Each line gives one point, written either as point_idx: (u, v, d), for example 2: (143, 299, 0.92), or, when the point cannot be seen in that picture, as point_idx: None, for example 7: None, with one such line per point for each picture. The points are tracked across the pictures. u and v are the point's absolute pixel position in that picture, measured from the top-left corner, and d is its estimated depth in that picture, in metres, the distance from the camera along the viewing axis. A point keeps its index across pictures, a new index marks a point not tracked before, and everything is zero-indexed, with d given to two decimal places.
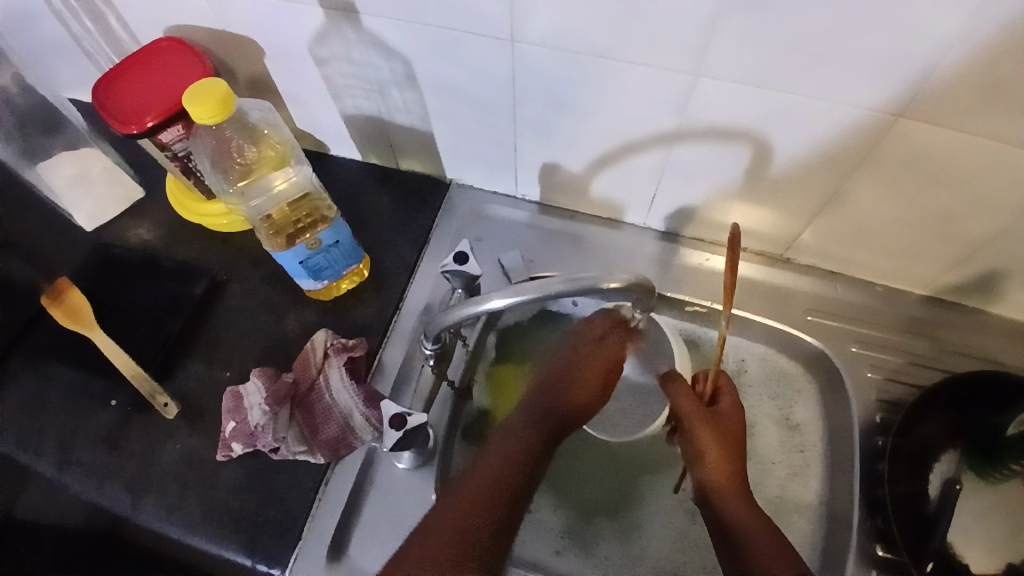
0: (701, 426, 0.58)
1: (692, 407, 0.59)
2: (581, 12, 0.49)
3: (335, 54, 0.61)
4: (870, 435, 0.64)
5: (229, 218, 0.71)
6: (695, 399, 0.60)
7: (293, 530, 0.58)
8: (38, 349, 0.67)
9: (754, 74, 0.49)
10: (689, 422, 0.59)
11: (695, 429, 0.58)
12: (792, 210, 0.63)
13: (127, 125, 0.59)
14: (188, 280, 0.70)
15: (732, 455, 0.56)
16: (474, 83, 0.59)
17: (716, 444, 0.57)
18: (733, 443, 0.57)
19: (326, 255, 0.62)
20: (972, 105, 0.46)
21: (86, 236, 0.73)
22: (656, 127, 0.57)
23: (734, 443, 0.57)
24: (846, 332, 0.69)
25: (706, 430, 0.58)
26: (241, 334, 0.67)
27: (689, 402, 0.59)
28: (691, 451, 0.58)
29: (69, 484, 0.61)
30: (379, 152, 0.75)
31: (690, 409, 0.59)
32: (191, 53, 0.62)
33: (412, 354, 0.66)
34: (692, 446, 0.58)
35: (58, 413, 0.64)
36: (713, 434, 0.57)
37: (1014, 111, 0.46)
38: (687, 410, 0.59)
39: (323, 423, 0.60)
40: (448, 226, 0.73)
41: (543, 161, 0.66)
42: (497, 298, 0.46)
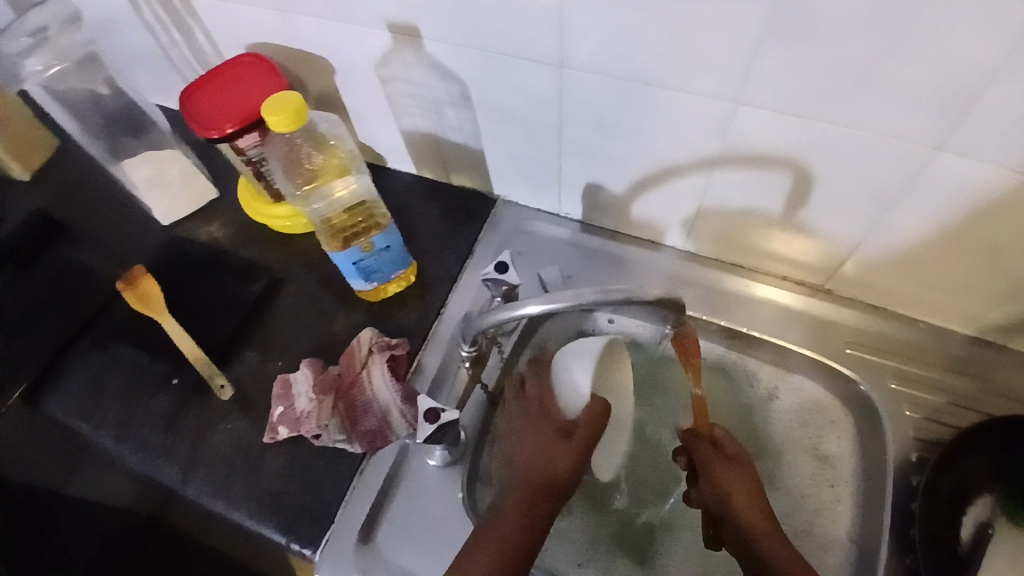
0: (723, 471, 0.60)
1: (711, 456, 0.62)
2: (625, 39, 0.52)
3: (397, 74, 0.66)
4: (904, 473, 0.63)
5: (292, 221, 0.76)
6: (712, 449, 0.63)
7: (327, 515, 0.61)
8: (113, 330, 0.73)
9: (791, 100, 0.51)
10: (711, 470, 0.61)
11: (708, 469, 0.61)
12: (832, 240, 0.64)
13: (208, 130, 0.65)
14: (250, 277, 0.75)
15: (759, 497, 0.59)
16: (523, 105, 0.63)
17: (743, 488, 0.59)
18: (754, 481, 0.60)
19: (378, 258, 0.67)
20: (1015, 140, 0.47)
21: (163, 231, 0.80)
22: (697, 151, 0.59)
23: (756, 483, 0.60)
24: (884, 368, 0.68)
25: (729, 474, 0.60)
26: (293, 329, 0.72)
27: (704, 447, 0.63)
28: (719, 500, 0.60)
29: (128, 455, 0.66)
30: (431, 166, 0.79)
31: (710, 458, 0.62)
32: (269, 69, 0.68)
33: (450, 357, 0.70)
34: (716, 488, 0.60)
35: (125, 390, 0.70)
36: (732, 476, 0.60)
37: None
38: (707, 459, 0.62)
39: (363, 415, 0.64)
40: (492, 239, 0.76)
41: (587, 181, 0.69)
42: (532, 304, 0.50)
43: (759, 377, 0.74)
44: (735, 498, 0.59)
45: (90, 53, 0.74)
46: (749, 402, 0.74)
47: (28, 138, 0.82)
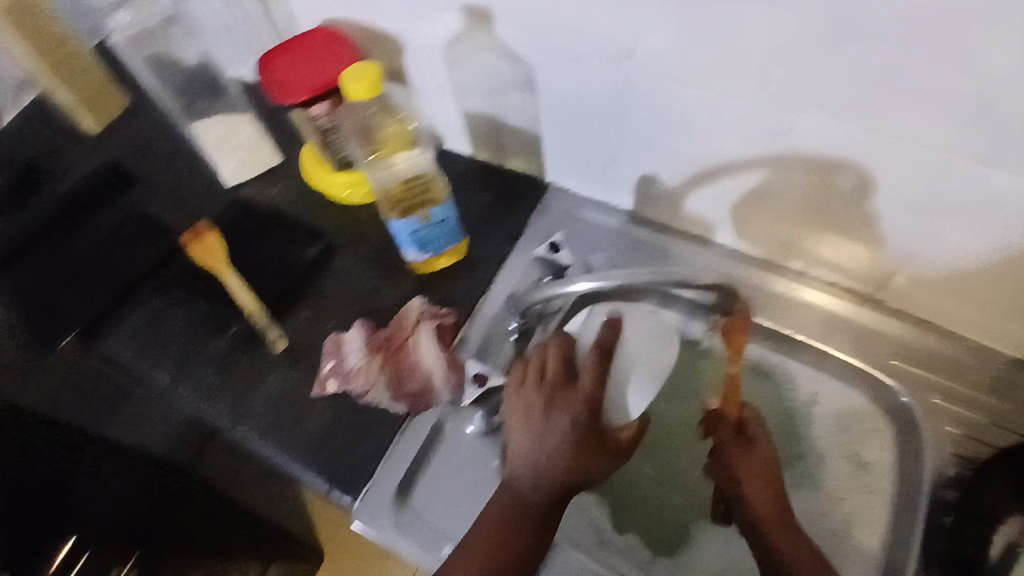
0: (737, 457, 0.59)
1: (729, 441, 0.60)
2: (694, 34, 0.53)
3: (465, 55, 0.69)
4: (938, 488, 0.66)
5: (351, 190, 0.79)
6: (731, 432, 0.60)
7: (367, 469, 0.63)
8: (176, 279, 0.77)
9: (853, 105, 0.52)
10: (726, 454, 0.60)
11: (725, 453, 0.60)
12: (881, 248, 0.64)
13: (283, 98, 0.69)
14: (308, 241, 0.79)
15: (770, 486, 0.57)
16: (586, 92, 0.65)
17: (751, 474, 0.58)
18: (766, 469, 0.58)
19: (433, 230, 0.69)
20: None
21: (228, 191, 0.84)
22: (756, 150, 0.61)
23: (769, 473, 0.58)
24: (923, 381, 0.69)
25: (742, 461, 0.58)
26: (346, 293, 0.75)
27: (725, 432, 0.61)
28: (730, 483, 0.59)
29: (182, 396, 0.70)
30: (487, 149, 0.81)
31: (726, 442, 0.60)
32: (343, 41, 0.70)
33: (493, 331, 0.72)
34: (730, 475, 0.59)
35: (183, 336, 0.74)
36: (747, 464, 0.58)
37: None
38: (724, 444, 0.60)
39: (408, 378, 0.68)
40: (541, 224, 0.79)
41: (641, 173, 0.71)
42: (579, 283, 0.55)
43: (798, 382, 0.73)
44: (745, 486, 0.58)
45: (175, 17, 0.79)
46: (790, 403, 0.73)
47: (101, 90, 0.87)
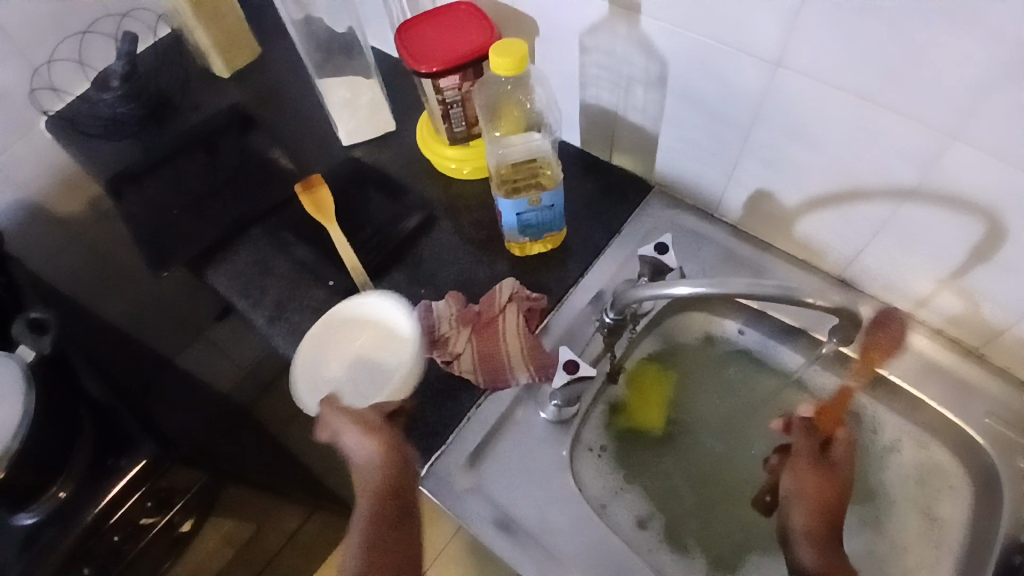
0: (808, 468, 0.57)
1: (807, 450, 0.59)
2: (851, 50, 0.52)
3: (600, 46, 0.69)
4: (1009, 553, 0.60)
5: (459, 165, 0.81)
6: (813, 445, 0.59)
7: (441, 435, 0.65)
8: (282, 224, 0.81)
9: (1015, 149, 0.50)
10: (798, 460, 0.58)
11: (796, 462, 0.58)
12: (1002, 304, 0.61)
13: (419, 63, 0.70)
14: (411, 207, 0.81)
15: (831, 508, 0.55)
16: (717, 96, 0.64)
17: (816, 489, 0.56)
18: (836, 489, 0.56)
19: (540, 214, 0.69)
20: None
21: (342, 149, 0.87)
22: (889, 179, 0.58)
23: (836, 492, 0.56)
24: (1022, 447, 0.64)
25: (812, 472, 0.57)
26: (441, 263, 0.77)
27: (805, 441, 0.59)
28: (790, 489, 0.58)
29: (275, 336, 0.74)
30: (598, 143, 0.82)
31: (804, 450, 0.59)
32: (484, 22, 0.72)
33: (582, 322, 0.73)
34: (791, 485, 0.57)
35: (284, 279, 0.77)
36: (812, 478, 0.57)
37: None
38: (801, 451, 0.59)
39: (493, 354, 0.67)
40: (642, 225, 0.78)
41: (757, 187, 0.69)
42: (679, 287, 0.55)
43: (882, 425, 0.71)
44: (804, 497, 0.56)
45: None
46: (867, 446, 0.71)
47: (236, 40, 0.91)
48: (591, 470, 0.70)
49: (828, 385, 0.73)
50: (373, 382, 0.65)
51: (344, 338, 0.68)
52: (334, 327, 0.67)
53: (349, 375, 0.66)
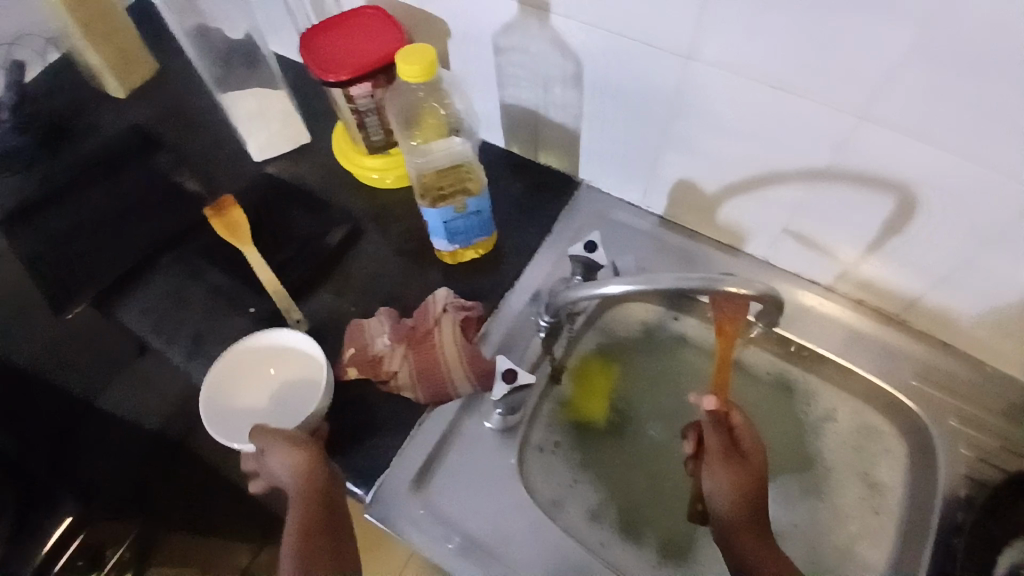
0: (725, 468, 0.56)
1: (720, 446, 0.58)
2: (758, 39, 0.52)
3: (515, 45, 0.67)
4: (951, 509, 0.63)
5: (381, 174, 0.78)
6: (723, 441, 0.58)
7: (385, 457, 0.63)
8: (196, 252, 0.76)
9: (920, 126, 0.51)
10: (712, 458, 0.57)
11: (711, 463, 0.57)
12: (919, 273, 0.63)
13: (326, 73, 0.67)
14: (334, 222, 0.77)
15: (754, 500, 0.55)
16: (634, 90, 0.63)
17: (738, 485, 0.56)
18: (754, 480, 0.56)
19: (466, 221, 0.68)
20: None
21: (254, 166, 0.83)
22: (804, 162, 0.60)
23: (755, 485, 0.56)
24: (945, 405, 0.67)
25: (728, 469, 0.56)
26: (370, 278, 0.74)
27: (715, 438, 0.58)
28: (711, 489, 0.57)
29: (197, 373, 0.70)
30: (522, 142, 0.80)
31: (716, 446, 0.58)
32: (392, 23, 0.69)
33: (520, 326, 0.72)
34: (713, 485, 0.57)
35: (202, 311, 0.73)
36: (732, 478, 0.56)
37: None
38: (713, 449, 0.58)
39: (432, 367, 0.65)
40: (572, 222, 0.78)
41: (680, 176, 0.70)
42: (613, 285, 0.55)
43: (816, 397, 0.73)
44: (728, 496, 0.56)
45: None
46: (803, 419, 0.73)
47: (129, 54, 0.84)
48: (541, 474, 0.69)
49: (762, 364, 0.75)
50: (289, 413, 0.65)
51: (255, 378, 0.67)
52: (243, 361, 0.67)
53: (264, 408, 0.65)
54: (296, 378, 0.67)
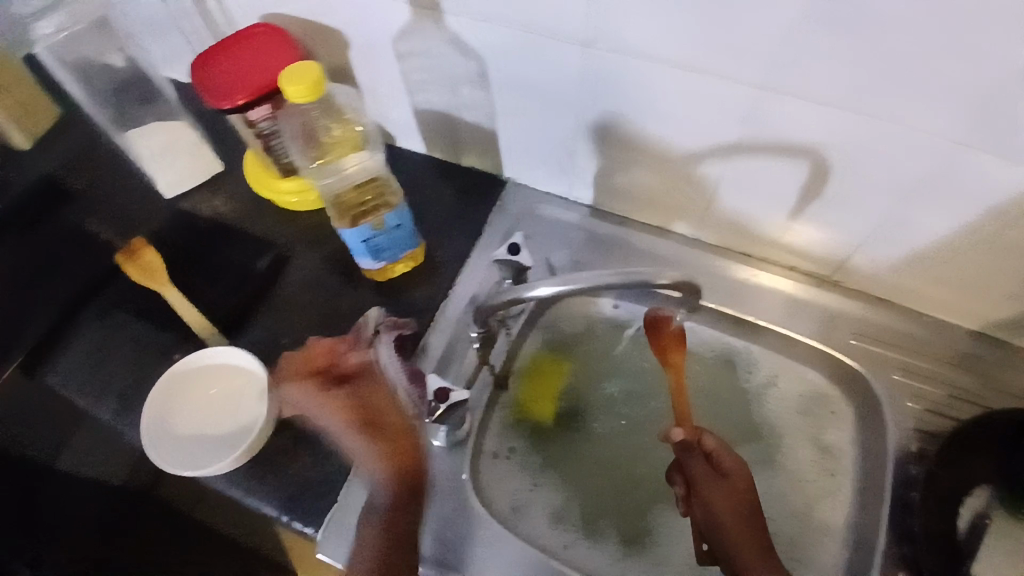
0: (715, 493, 0.58)
1: (703, 474, 0.60)
2: (652, 19, 0.51)
3: (416, 49, 0.65)
4: (904, 463, 0.63)
5: (301, 198, 0.76)
6: (705, 467, 0.60)
7: (334, 490, 0.62)
8: (115, 302, 0.73)
9: (816, 93, 0.51)
10: (700, 488, 0.59)
11: (704, 492, 0.58)
12: (844, 233, 0.63)
13: (220, 101, 0.64)
14: (256, 252, 0.74)
15: (750, 513, 0.57)
16: (542, 84, 0.62)
17: (730, 505, 0.57)
18: (745, 494, 0.57)
19: (388, 237, 0.65)
20: None
21: (167, 203, 0.79)
22: (715, 138, 0.59)
23: (745, 500, 0.57)
24: (888, 360, 0.67)
25: (717, 493, 0.58)
26: (299, 305, 0.71)
27: (699, 466, 0.60)
28: (708, 519, 0.58)
29: (126, 430, 0.66)
30: (442, 147, 0.78)
31: (702, 476, 0.60)
32: (285, 41, 0.66)
33: (457, 338, 0.70)
34: (710, 509, 0.58)
35: (126, 363, 0.70)
36: (725, 497, 0.58)
37: None
38: (699, 478, 0.59)
39: (370, 394, 0.62)
40: (502, 221, 0.76)
41: (602, 165, 0.68)
42: (544, 287, 0.51)
43: (760, 365, 0.73)
44: (728, 517, 0.57)
45: (105, 18, 0.73)
46: (753, 391, 0.72)
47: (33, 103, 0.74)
48: (496, 482, 0.68)
49: (709, 340, 0.74)
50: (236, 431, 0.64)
51: (190, 400, 0.65)
52: (183, 386, 0.66)
53: (206, 430, 0.64)
54: (237, 394, 0.66)
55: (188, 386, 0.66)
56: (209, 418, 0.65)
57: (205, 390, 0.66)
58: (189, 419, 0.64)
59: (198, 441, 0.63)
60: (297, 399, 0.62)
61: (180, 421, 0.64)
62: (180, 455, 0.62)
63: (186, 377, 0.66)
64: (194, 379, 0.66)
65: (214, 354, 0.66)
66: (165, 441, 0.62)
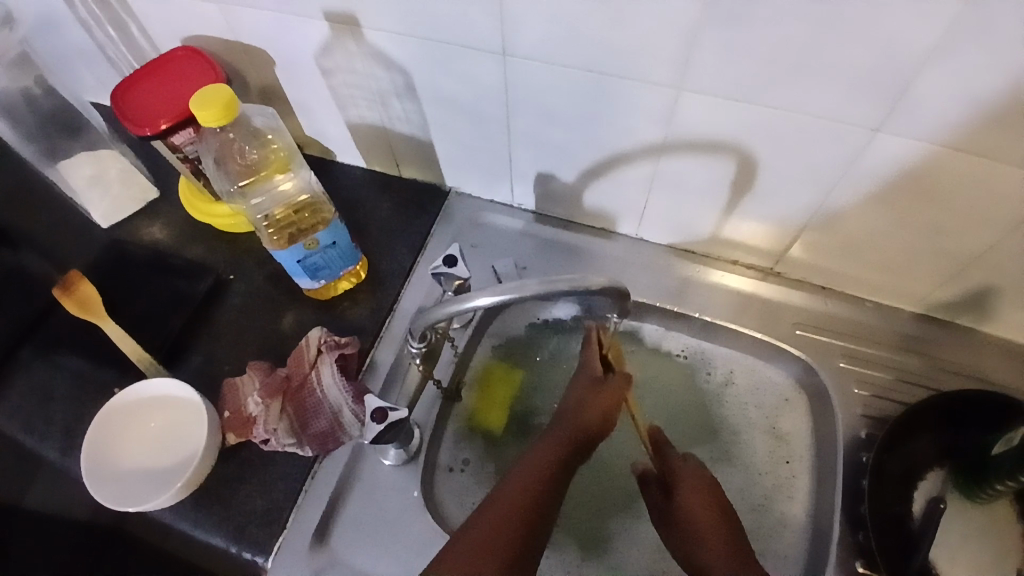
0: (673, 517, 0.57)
1: (662, 502, 0.59)
2: (565, 25, 0.50)
3: (339, 65, 0.64)
4: (855, 451, 0.63)
5: (237, 219, 0.74)
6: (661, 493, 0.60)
7: (280, 520, 0.60)
8: (50, 340, 0.70)
9: (730, 87, 0.51)
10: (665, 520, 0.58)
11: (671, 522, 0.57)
12: (780, 223, 0.63)
13: (142, 127, 0.62)
14: (195, 278, 0.73)
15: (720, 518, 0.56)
16: (468, 94, 0.61)
17: (692, 526, 0.56)
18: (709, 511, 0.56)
19: (324, 255, 0.64)
20: (973, 127, 0.47)
21: (103, 234, 0.77)
22: (642, 138, 0.59)
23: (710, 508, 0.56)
24: (834, 348, 0.67)
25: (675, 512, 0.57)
26: (241, 331, 0.70)
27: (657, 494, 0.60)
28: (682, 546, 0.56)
29: (70, 469, 0.65)
30: (381, 160, 0.77)
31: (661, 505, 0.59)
32: (206, 63, 0.65)
33: (404, 354, 0.68)
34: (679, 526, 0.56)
35: (66, 401, 0.67)
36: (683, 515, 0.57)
37: (1007, 131, 0.46)
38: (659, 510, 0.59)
39: (313, 417, 0.62)
40: (446, 231, 0.75)
41: (538, 170, 0.68)
42: (481, 297, 0.47)
43: (714, 363, 0.73)
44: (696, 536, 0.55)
45: (23, 53, 0.70)
46: (707, 388, 0.72)
47: None
48: (453, 499, 0.67)
49: (660, 339, 0.74)
50: (182, 462, 0.61)
51: (133, 436, 0.63)
52: (126, 422, 0.63)
53: (153, 465, 0.62)
54: (182, 425, 0.63)
55: (132, 422, 0.63)
56: (156, 452, 0.62)
57: (148, 423, 0.63)
58: (135, 456, 0.62)
59: (144, 479, 0.61)
60: (256, 403, 0.63)
61: (124, 459, 0.62)
62: (125, 494, 0.59)
63: (126, 412, 0.64)
64: (135, 414, 0.64)
65: (154, 386, 0.64)
66: (110, 482, 0.60)
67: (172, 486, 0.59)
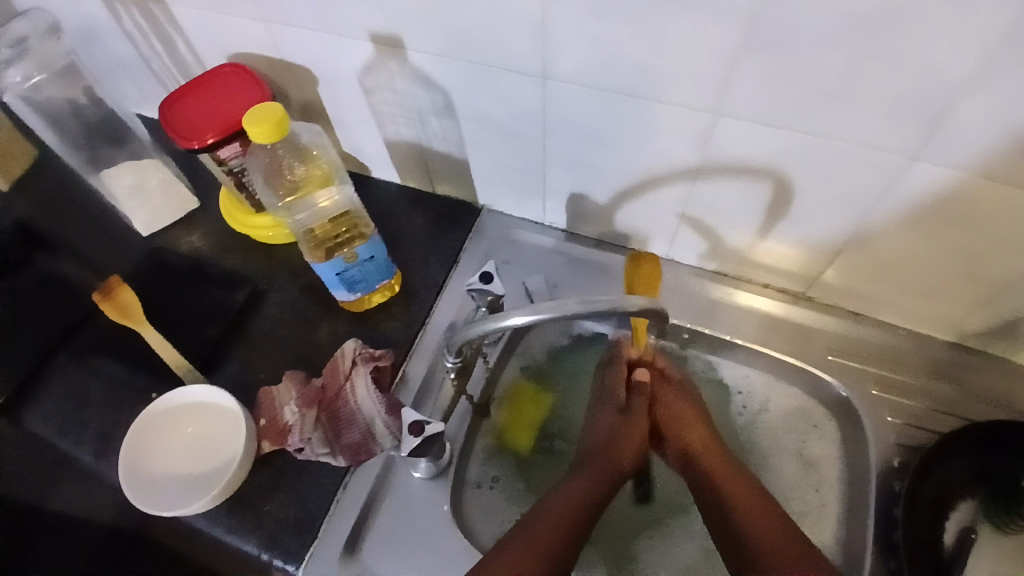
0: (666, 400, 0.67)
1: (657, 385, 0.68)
2: (608, 50, 0.52)
3: (381, 83, 0.65)
4: (886, 479, 0.63)
5: (275, 231, 0.76)
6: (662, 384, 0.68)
7: (312, 529, 0.60)
8: (88, 345, 0.71)
9: (770, 113, 0.52)
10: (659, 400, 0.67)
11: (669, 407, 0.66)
12: (813, 246, 0.64)
13: (189, 141, 0.64)
14: (233, 288, 0.74)
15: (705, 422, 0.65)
16: (507, 114, 0.62)
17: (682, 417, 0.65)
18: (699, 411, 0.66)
19: (361, 268, 0.66)
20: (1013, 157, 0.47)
21: (142, 243, 0.79)
22: (677, 161, 0.60)
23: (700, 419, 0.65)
24: (865, 373, 0.67)
25: (672, 402, 0.66)
26: (276, 341, 0.71)
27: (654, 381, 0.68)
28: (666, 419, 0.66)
29: (106, 472, 0.66)
30: (416, 176, 0.79)
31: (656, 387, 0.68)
32: (252, 80, 0.67)
33: (435, 368, 0.69)
34: (669, 410, 0.66)
35: (102, 406, 0.68)
36: (684, 406, 0.66)
37: None
38: (657, 390, 0.68)
39: (347, 427, 0.63)
40: (478, 247, 0.76)
41: (572, 190, 0.69)
42: (519, 316, 0.48)
43: (752, 391, 0.73)
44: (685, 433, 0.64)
45: (71, 64, 0.72)
46: (736, 415, 0.73)
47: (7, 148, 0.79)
48: (483, 517, 0.68)
49: (691, 361, 0.75)
50: (219, 469, 0.62)
51: (172, 442, 0.64)
52: (165, 427, 0.65)
53: (191, 471, 0.63)
54: (218, 432, 0.64)
55: (170, 428, 0.65)
56: (192, 457, 0.63)
57: (185, 428, 0.65)
58: (173, 462, 0.63)
59: (181, 484, 0.62)
60: (290, 411, 0.64)
61: (162, 465, 0.63)
62: (165, 499, 0.60)
63: (165, 418, 0.65)
64: (172, 419, 0.65)
65: (192, 393, 0.65)
66: (149, 486, 0.61)
67: (210, 492, 0.60)
